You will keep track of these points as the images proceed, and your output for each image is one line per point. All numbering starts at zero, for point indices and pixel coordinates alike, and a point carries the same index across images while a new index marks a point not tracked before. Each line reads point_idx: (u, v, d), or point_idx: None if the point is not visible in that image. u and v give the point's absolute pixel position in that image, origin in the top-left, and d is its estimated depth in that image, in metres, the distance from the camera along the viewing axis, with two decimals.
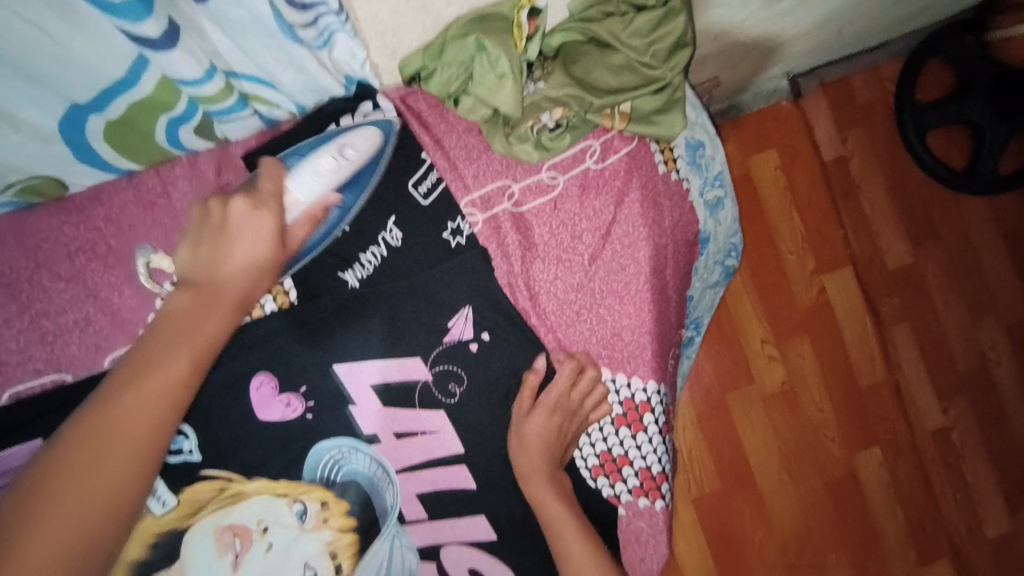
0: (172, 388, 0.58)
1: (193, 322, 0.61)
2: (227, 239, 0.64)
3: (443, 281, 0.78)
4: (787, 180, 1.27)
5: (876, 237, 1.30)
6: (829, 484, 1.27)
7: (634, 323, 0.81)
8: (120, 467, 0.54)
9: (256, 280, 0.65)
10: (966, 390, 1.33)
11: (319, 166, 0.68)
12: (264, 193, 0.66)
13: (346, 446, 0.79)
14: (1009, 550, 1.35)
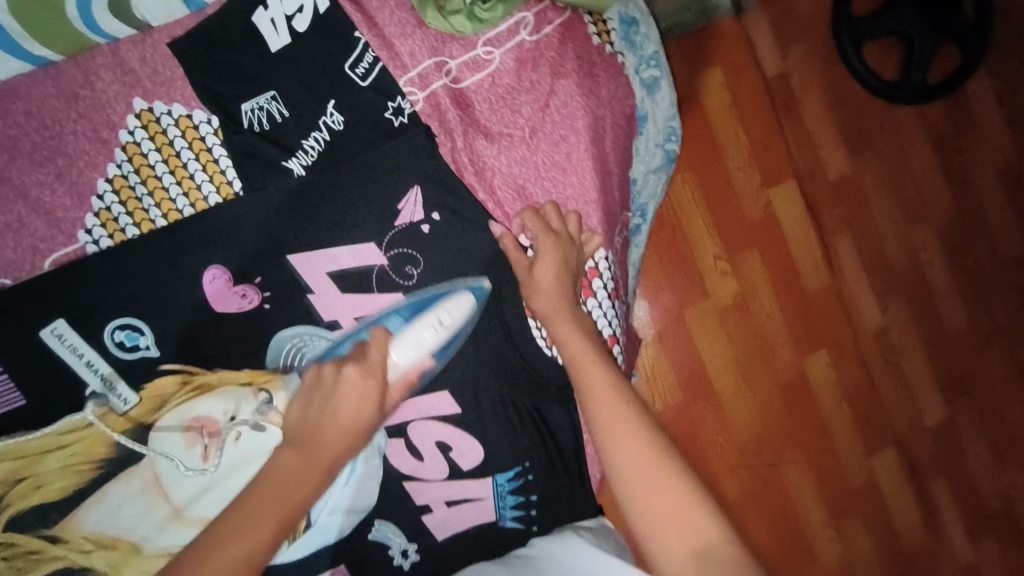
0: (261, 545, 0.62)
1: (288, 485, 0.68)
2: (336, 403, 0.72)
3: (384, 163, 0.80)
4: (733, 96, 1.30)
5: (815, 146, 1.38)
6: (782, 386, 1.36)
7: (584, 186, 0.85)
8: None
9: (342, 451, 0.72)
10: (904, 290, 1.43)
11: (426, 335, 0.77)
12: (373, 363, 0.75)
13: (306, 334, 0.81)
14: (947, 436, 1.48)
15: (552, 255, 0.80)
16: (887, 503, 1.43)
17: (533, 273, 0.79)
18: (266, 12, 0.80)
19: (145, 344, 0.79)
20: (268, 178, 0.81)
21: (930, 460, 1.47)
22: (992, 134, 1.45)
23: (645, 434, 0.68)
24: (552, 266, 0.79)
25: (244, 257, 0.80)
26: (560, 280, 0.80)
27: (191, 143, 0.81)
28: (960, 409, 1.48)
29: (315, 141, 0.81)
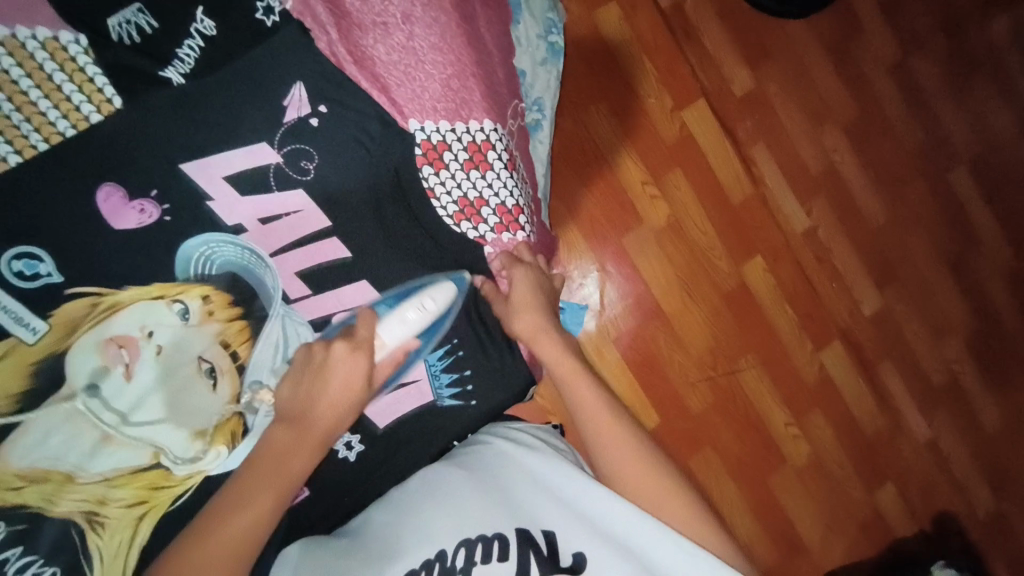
0: (262, 518, 0.60)
1: (282, 461, 0.64)
2: (326, 380, 0.68)
3: (278, 73, 0.67)
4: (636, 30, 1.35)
5: (718, 67, 1.44)
6: (726, 295, 1.42)
7: (463, 63, 0.74)
8: (230, 559, 0.57)
9: (334, 422, 0.68)
10: (822, 189, 1.52)
11: (409, 313, 0.74)
12: (363, 340, 0.71)
13: (214, 242, 0.68)
14: (884, 319, 1.57)
15: (528, 280, 0.81)
16: (841, 392, 1.51)
17: (510, 300, 0.81)
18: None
19: (42, 274, 0.62)
20: (136, 90, 0.64)
21: (871, 344, 1.56)
22: (875, 37, 1.57)
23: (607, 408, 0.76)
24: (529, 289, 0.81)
25: (133, 168, 0.64)
26: (536, 299, 0.82)
27: (55, 59, 0.63)
28: (891, 294, 1.58)
29: (190, 51, 0.66)
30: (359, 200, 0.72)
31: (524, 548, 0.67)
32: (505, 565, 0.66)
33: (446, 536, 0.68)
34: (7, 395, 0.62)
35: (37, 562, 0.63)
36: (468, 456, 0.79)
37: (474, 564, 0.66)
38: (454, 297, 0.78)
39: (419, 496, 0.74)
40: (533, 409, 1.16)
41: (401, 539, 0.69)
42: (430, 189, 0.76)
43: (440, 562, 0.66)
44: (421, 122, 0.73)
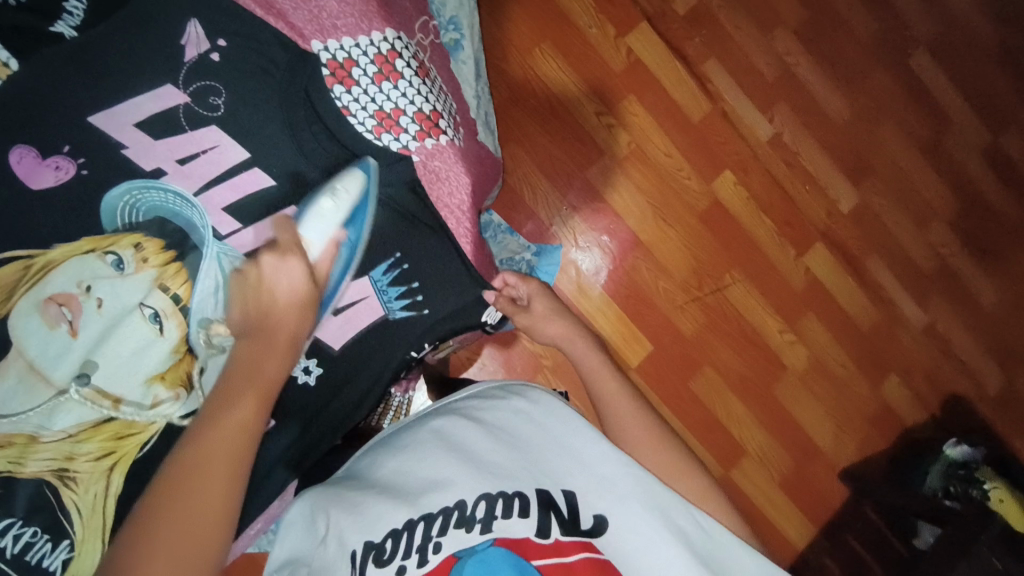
0: (247, 422, 0.48)
1: (255, 368, 0.51)
2: (270, 291, 0.53)
3: (168, 14, 0.53)
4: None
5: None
6: (700, 215, 1.40)
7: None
8: (220, 487, 0.44)
9: (298, 319, 0.54)
10: (782, 95, 1.48)
11: (325, 205, 0.55)
12: (287, 242, 0.54)
13: (138, 188, 0.53)
14: (866, 216, 1.52)
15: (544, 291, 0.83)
16: (831, 290, 1.46)
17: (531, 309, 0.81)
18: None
19: None
20: (32, 50, 0.51)
21: (852, 236, 1.50)
22: None
23: (643, 420, 0.68)
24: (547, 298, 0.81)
25: (41, 124, 0.51)
26: (555, 307, 0.83)
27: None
28: (867, 187, 1.52)
29: (77, 4, 0.52)
30: (273, 138, 0.55)
31: (546, 509, 0.53)
32: (526, 523, 0.52)
33: (465, 486, 0.54)
34: None
35: (16, 524, 0.49)
36: (487, 409, 0.63)
37: (495, 518, 0.52)
38: (367, 181, 0.57)
39: (432, 444, 0.59)
40: (526, 358, 1.05)
41: (409, 491, 0.56)
42: (343, 107, 0.56)
43: (456, 511, 0.53)
44: (324, 42, 0.55)
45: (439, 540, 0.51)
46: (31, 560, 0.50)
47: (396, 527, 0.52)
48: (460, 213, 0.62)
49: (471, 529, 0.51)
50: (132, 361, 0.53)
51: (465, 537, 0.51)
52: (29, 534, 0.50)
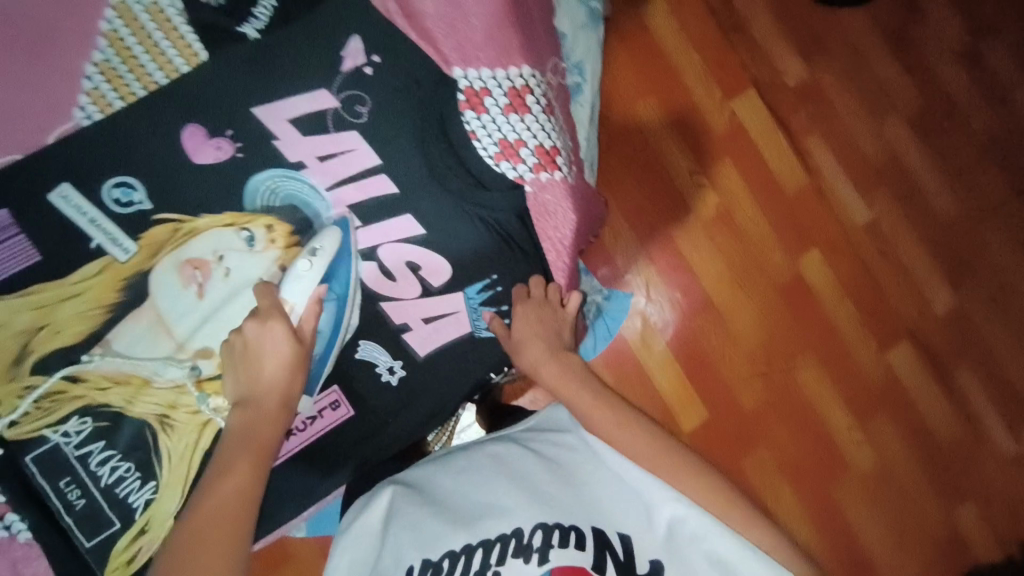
0: (242, 487, 0.49)
1: (242, 440, 0.50)
2: (257, 357, 0.53)
3: (336, 28, 0.58)
4: (688, 32, 1.29)
5: (771, 61, 1.31)
6: (779, 287, 1.28)
7: (502, 14, 0.59)
8: (223, 548, 0.46)
9: (288, 384, 0.53)
10: (885, 181, 1.32)
11: (302, 265, 0.55)
12: (267, 308, 0.54)
13: (280, 176, 0.58)
14: (966, 325, 1.31)
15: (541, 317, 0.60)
16: (917, 405, 1.28)
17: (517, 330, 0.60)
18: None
19: (136, 202, 0.56)
20: (220, 45, 0.57)
21: (953, 352, 1.30)
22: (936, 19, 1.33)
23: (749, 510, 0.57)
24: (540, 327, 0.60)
25: (215, 107, 0.57)
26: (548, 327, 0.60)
27: (151, 13, 0.57)
28: (965, 304, 1.31)
29: (265, 10, 0.58)
30: (404, 150, 0.59)
31: (600, 546, 0.53)
32: (581, 556, 0.52)
33: (521, 515, 0.55)
34: (82, 325, 0.55)
35: (116, 458, 0.54)
36: (544, 439, 0.64)
37: (551, 547, 0.52)
38: (345, 237, 0.58)
39: (490, 469, 0.61)
40: None
41: (466, 512, 0.57)
42: (471, 131, 0.59)
43: (514, 539, 0.54)
44: (464, 70, 0.59)
45: (497, 568, 0.52)
46: (120, 493, 0.54)
47: (455, 548, 0.54)
48: (562, 247, 0.62)
49: (528, 559, 0.52)
50: None
51: (523, 567, 0.51)
52: (124, 468, 0.54)
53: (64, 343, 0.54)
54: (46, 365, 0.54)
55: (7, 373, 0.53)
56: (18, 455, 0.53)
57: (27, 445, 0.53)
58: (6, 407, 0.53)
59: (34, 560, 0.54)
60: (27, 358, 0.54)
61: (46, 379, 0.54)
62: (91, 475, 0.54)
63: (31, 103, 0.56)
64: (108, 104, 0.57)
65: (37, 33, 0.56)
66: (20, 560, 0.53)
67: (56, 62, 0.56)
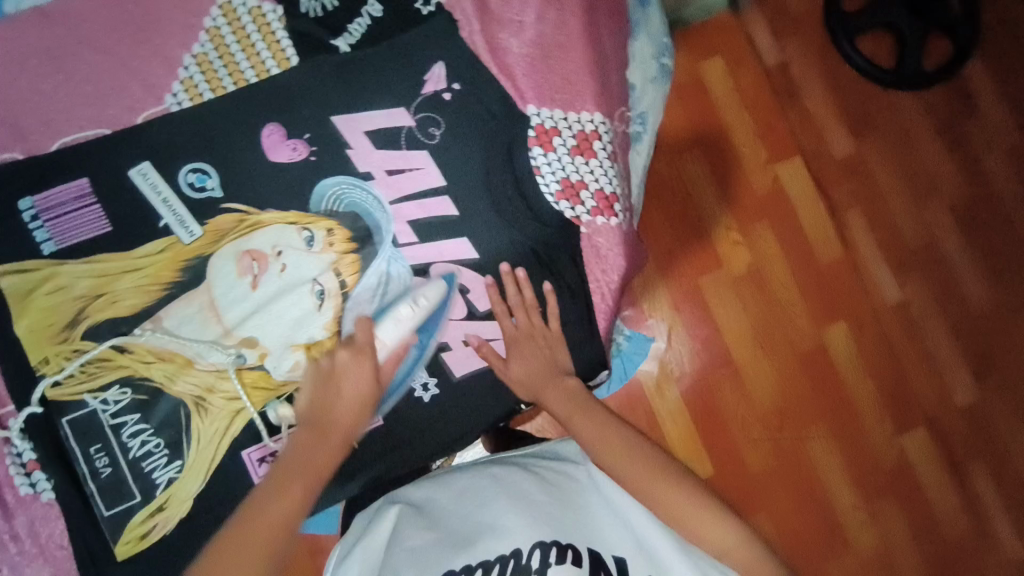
0: (292, 512, 0.48)
1: (305, 458, 0.51)
2: (338, 388, 0.54)
3: (423, 52, 0.61)
4: (739, 80, 1.20)
5: (817, 123, 1.23)
6: (797, 356, 1.20)
7: (583, 60, 0.62)
8: (252, 561, 0.44)
9: (358, 415, 0.54)
10: (921, 266, 1.24)
11: (403, 309, 0.57)
12: (361, 342, 0.55)
13: (347, 183, 0.60)
14: (980, 422, 1.23)
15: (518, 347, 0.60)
16: (930, 500, 1.20)
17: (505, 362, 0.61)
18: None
19: (208, 189, 0.58)
20: (312, 55, 0.60)
21: (970, 453, 1.22)
22: (993, 115, 1.24)
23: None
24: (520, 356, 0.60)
25: (297, 109, 0.60)
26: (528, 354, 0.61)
27: (252, 15, 0.60)
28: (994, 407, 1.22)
29: (358, 27, 0.61)
30: (470, 176, 0.61)
31: (596, 568, 0.52)
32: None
33: (519, 534, 0.54)
34: (138, 299, 0.56)
35: (147, 432, 0.55)
36: (550, 469, 0.64)
37: (549, 565, 0.51)
38: (449, 290, 0.60)
39: (489, 487, 0.60)
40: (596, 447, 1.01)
41: (466, 534, 0.56)
42: (536, 166, 0.61)
43: (512, 559, 0.52)
44: (538, 108, 0.61)
45: None
46: (145, 468, 0.55)
47: (454, 569, 0.52)
48: (607, 292, 0.63)
49: None
50: (289, 325, 0.58)
51: None
52: (153, 444, 0.55)
53: (118, 313, 0.56)
54: (98, 332, 0.55)
55: (60, 334, 0.55)
56: (55, 415, 0.54)
57: (66, 406, 0.54)
58: (53, 367, 0.54)
59: (51, 522, 0.54)
60: (81, 322, 0.55)
61: (95, 345, 0.55)
62: (120, 445, 0.55)
63: (126, 83, 0.59)
64: (198, 95, 0.60)
65: (142, 20, 0.60)
66: (38, 520, 0.54)
67: (157, 48, 0.59)
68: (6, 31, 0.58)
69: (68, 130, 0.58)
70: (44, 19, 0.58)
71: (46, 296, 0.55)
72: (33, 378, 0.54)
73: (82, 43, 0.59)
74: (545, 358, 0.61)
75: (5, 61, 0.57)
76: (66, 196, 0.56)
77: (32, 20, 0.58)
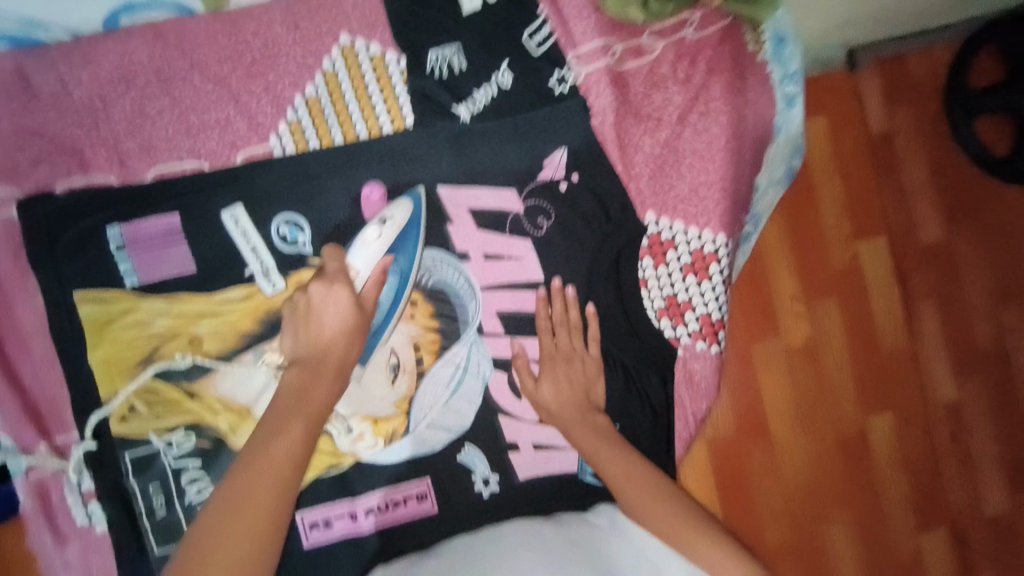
0: (295, 450, 0.44)
1: (302, 399, 0.47)
2: (320, 319, 0.50)
3: (545, 135, 0.57)
4: (837, 148, 0.83)
5: (906, 199, 0.86)
6: (833, 443, 0.84)
7: (720, 175, 0.58)
8: (259, 505, 0.41)
9: (348, 346, 0.49)
10: (982, 368, 0.88)
11: (372, 231, 0.54)
12: (333, 269, 0.51)
13: (440, 259, 0.56)
14: (1009, 541, 0.88)
15: (556, 363, 0.57)
16: None
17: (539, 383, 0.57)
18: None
19: (299, 245, 0.55)
20: (430, 118, 0.56)
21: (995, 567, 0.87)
22: None
23: None
24: (555, 373, 0.57)
25: (403, 172, 0.56)
26: (564, 372, 0.57)
27: (374, 64, 0.56)
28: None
29: (484, 95, 0.56)
30: (572, 273, 0.58)
31: None
32: None
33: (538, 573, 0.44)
34: (210, 348, 0.54)
35: (203, 481, 0.55)
36: (573, 517, 0.53)
37: None
38: (415, 211, 0.56)
39: (505, 539, 0.49)
40: None
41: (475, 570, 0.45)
42: (644, 278, 0.58)
43: None
44: (657, 216, 0.58)
45: None
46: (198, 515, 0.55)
47: None
48: (691, 421, 0.61)
49: None
50: (358, 394, 0.55)
51: None
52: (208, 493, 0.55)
53: (191, 357, 0.54)
54: (169, 373, 0.54)
55: (132, 370, 0.54)
56: (119, 448, 0.54)
57: (129, 442, 0.54)
58: (122, 402, 0.54)
59: (104, 554, 0.55)
60: (154, 361, 0.54)
61: (166, 386, 0.54)
62: (177, 489, 0.54)
63: (231, 118, 0.55)
64: (304, 141, 0.56)
65: (258, 51, 0.56)
66: (91, 550, 0.55)
67: (270, 85, 0.56)
68: (115, 45, 0.54)
69: (166, 160, 0.55)
70: (156, 35, 0.55)
71: (124, 329, 0.54)
72: (100, 409, 0.54)
73: (194, 69, 0.55)
74: (579, 388, 0.57)
75: (115, 77, 0.54)
76: (153, 233, 0.54)
77: (145, 36, 0.54)
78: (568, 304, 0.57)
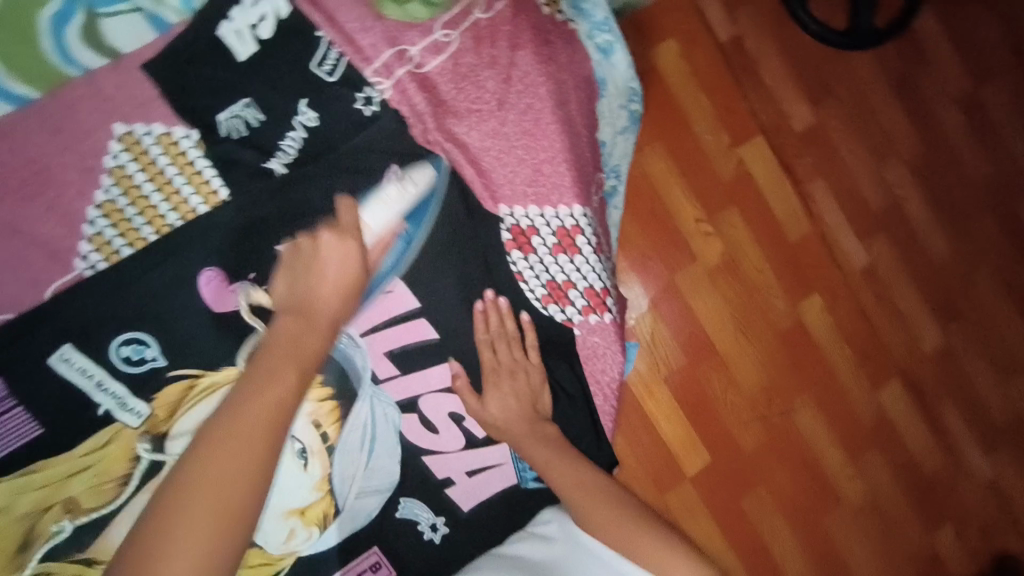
0: (288, 399, 0.37)
1: (299, 344, 0.41)
2: (321, 274, 0.46)
3: (371, 160, 0.53)
4: (691, 62, 0.82)
5: (770, 91, 0.87)
6: (774, 341, 0.86)
7: (561, 147, 0.57)
8: (258, 446, 0.34)
9: (343, 299, 0.46)
10: (884, 224, 0.92)
11: (391, 193, 0.53)
12: (349, 224, 0.49)
13: None
14: (953, 367, 0.94)
15: (493, 379, 0.55)
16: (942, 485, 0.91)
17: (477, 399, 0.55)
18: (228, 22, 0.51)
19: (148, 360, 0.50)
20: (242, 183, 0.52)
21: (945, 398, 0.93)
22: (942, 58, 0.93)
23: None
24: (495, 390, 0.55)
25: (235, 247, 0.51)
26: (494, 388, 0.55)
27: (162, 144, 0.51)
28: (1000, 406, 0.95)
29: (293, 142, 0.53)
30: (447, 291, 0.55)
31: None
32: None
33: None
34: (93, 502, 0.49)
35: None
36: (528, 542, 0.53)
37: None
38: (438, 180, 0.55)
39: None
40: None
41: None
42: (517, 272, 0.57)
43: None
44: (510, 207, 0.57)
45: None
46: None
47: None
48: (609, 392, 0.61)
49: None
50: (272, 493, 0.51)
51: None
52: None
53: (71, 526, 0.49)
54: (55, 549, 0.49)
55: (11, 563, 0.48)
56: None
57: None
58: None
59: None
60: (33, 545, 0.48)
61: (58, 565, 0.49)
62: None
63: (24, 252, 0.49)
64: (114, 252, 0.51)
65: (25, 171, 0.49)
66: None
67: (53, 203, 0.50)
68: None
69: None
70: None
71: None
72: None
73: None
74: (512, 396, 0.55)
75: None
76: None
77: None
78: (497, 314, 0.56)
